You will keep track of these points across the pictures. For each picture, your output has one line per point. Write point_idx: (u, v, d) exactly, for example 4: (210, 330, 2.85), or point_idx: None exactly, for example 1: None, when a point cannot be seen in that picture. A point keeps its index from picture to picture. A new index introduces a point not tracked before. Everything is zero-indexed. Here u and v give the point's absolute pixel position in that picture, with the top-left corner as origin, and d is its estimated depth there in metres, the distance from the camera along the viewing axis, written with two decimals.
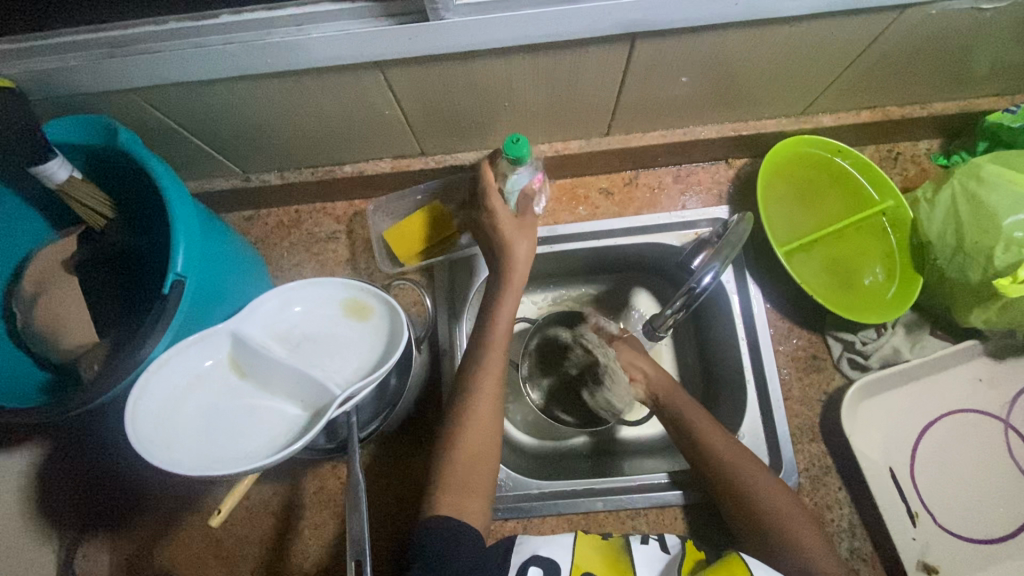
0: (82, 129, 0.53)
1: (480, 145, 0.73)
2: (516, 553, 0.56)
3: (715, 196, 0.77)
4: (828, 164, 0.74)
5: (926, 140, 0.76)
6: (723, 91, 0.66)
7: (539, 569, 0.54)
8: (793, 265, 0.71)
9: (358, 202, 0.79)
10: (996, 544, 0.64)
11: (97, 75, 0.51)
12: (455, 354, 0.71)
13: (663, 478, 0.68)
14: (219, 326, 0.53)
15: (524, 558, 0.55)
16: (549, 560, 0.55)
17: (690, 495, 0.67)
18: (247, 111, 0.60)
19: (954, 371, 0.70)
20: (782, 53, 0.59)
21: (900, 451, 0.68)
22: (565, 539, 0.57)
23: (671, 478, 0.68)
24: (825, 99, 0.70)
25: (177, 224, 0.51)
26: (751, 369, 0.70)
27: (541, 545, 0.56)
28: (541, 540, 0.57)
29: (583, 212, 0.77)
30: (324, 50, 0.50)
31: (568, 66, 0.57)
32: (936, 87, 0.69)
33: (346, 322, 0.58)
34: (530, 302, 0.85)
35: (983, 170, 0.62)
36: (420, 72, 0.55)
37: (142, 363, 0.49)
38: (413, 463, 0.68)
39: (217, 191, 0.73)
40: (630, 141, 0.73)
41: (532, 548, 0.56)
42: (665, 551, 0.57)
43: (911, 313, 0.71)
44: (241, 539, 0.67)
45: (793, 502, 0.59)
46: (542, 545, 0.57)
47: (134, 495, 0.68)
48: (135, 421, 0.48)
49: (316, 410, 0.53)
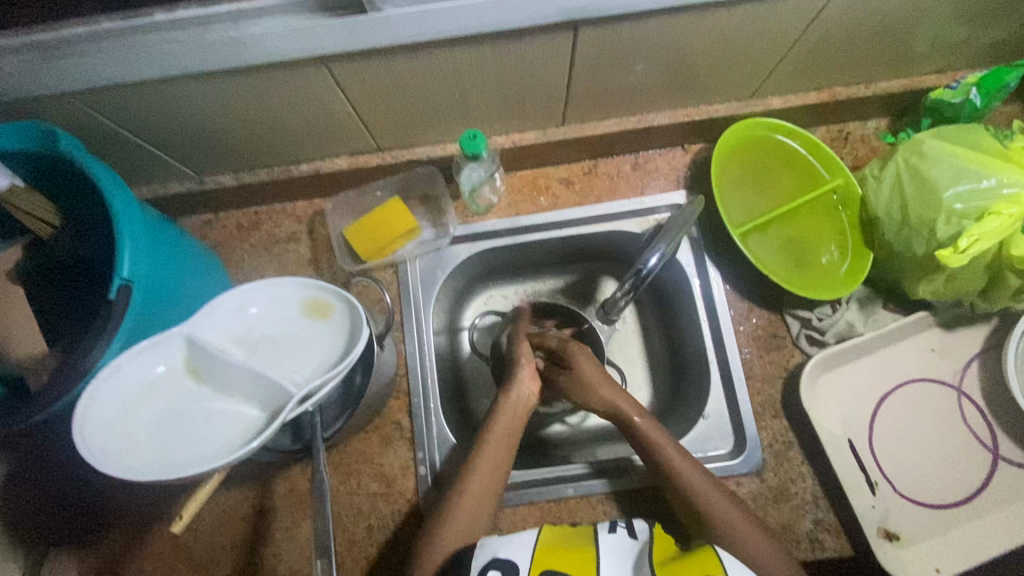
0: (19, 136, 0.53)
1: (436, 138, 0.73)
2: (476, 557, 0.54)
3: (674, 182, 0.78)
4: (780, 146, 0.75)
5: (874, 119, 0.78)
6: (672, 78, 0.67)
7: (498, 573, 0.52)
8: (749, 247, 0.73)
9: (318, 201, 0.78)
10: (953, 509, 0.66)
11: (32, 79, 0.50)
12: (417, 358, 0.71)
13: (580, 466, 0.70)
14: (173, 330, 0.53)
15: (485, 563, 0.53)
16: (509, 563, 0.52)
17: (616, 483, 0.68)
18: (191, 111, 0.59)
19: (908, 342, 0.72)
20: (725, 37, 0.60)
21: (859, 423, 0.69)
22: (524, 538, 0.55)
23: (590, 467, 0.70)
24: (774, 82, 0.71)
25: (122, 229, 0.52)
26: (713, 350, 0.73)
27: (500, 547, 0.54)
28: (501, 541, 0.55)
29: (544, 202, 0.78)
30: (263, 46, 0.50)
31: (516, 56, 0.58)
32: (880, 65, 0.70)
33: (306, 322, 0.58)
34: (500, 296, 0.86)
35: (925, 145, 0.63)
36: (365, 67, 0.55)
37: (93, 369, 0.49)
38: (386, 457, 0.70)
39: (171, 195, 0.72)
40: (586, 130, 0.74)
41: (493, 550, 0.54)
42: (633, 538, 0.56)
43: (864, 288, 0.73)
44: (212, 545, 0.67)
45: None
46: (502, 547, 0.54)
47: (100, 506, 0.67)
48: (86, 430, 0.47)
49: (275, 410, 0.53)
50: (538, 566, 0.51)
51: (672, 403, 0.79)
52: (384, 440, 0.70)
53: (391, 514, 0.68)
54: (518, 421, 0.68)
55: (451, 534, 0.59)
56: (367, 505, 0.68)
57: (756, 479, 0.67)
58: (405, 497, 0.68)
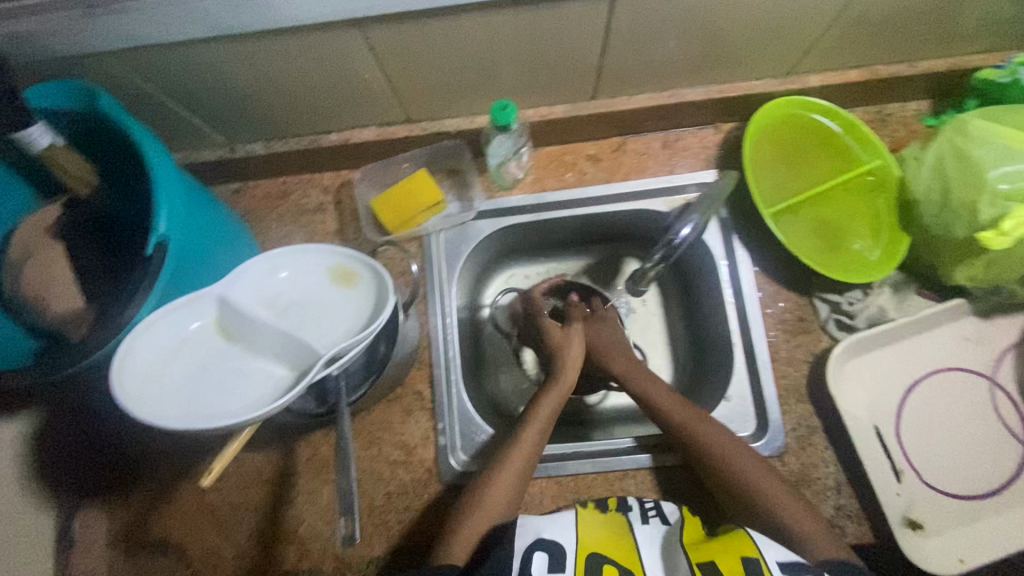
0: (62, 95, 0.54)
1: (465, 111, 0.72)
2: (518, 537, 0.56)
3: (704, 161, 0.77)
4: (816, 124, 0.73)
5: (915, 101, 0.76)
6: (708, 52, 0.65)
7: (543, 554, 0.54)
8: (780, 228, 0.71)
9: (345, 172, 0.78)
10: (981, 500, 0.65)
11: (76, 36, 0.51)
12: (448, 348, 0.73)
13: (629, 441, 0.70)
14: (205, 290, 0.54)
15: (528, 542, 0.56)
16: (554, 544, 0.55)
17: (656, 458, 0.68)
18: (227, 76, 0.59)
19: (943, 330, 0.70)
20: (765, 9, 0.58)
21: (887, 411, 0.68)
22: (565, 520, 0.58)
23: (637, 441, 0.70)
24: (813, 58, 0.69)
25: (159, 189, 0.53)
26: (739, 331, 0.72)
27: (544, 528, 0.57)
28: (543, 523, 0.58)
29: (571, 178, 0.77)
30: (299, 7, 0.50)
31: (550, 24, 0.57)
32: (925, 43, 0.68)
33: (333, 288, 0.59)
34: (522, 275, 0.86)
35: (970, 125, 0.61)
36: (399, 31, 0.55)
37: (128, 323, 0.50)
38: (407, 427, 0.71)
39: (203, 162, 0.73)
40: (617, 106, 0.73)
41: (535, 531, 0.57)
42: (665, 522, 0.59)
43: (898, 274, 0.71)
44: (236, 505, 0.68)
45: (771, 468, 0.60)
46: (546, 527, 0.57)
47: (129, 464, 0.69)
48: (122, 382, 0.49)
49: (302, 371, 0.54)
50: (585, 549, 0.55)
51: (693, 384, 0.78)
52: (405, 410, 0.71)
53: (411, 483, 0.69)
54: None
55: (470, 502, 0.59)
56: (387, 472, 0.69)
57: (778, 462, 0.66)
58: (425, 466, 0.69)
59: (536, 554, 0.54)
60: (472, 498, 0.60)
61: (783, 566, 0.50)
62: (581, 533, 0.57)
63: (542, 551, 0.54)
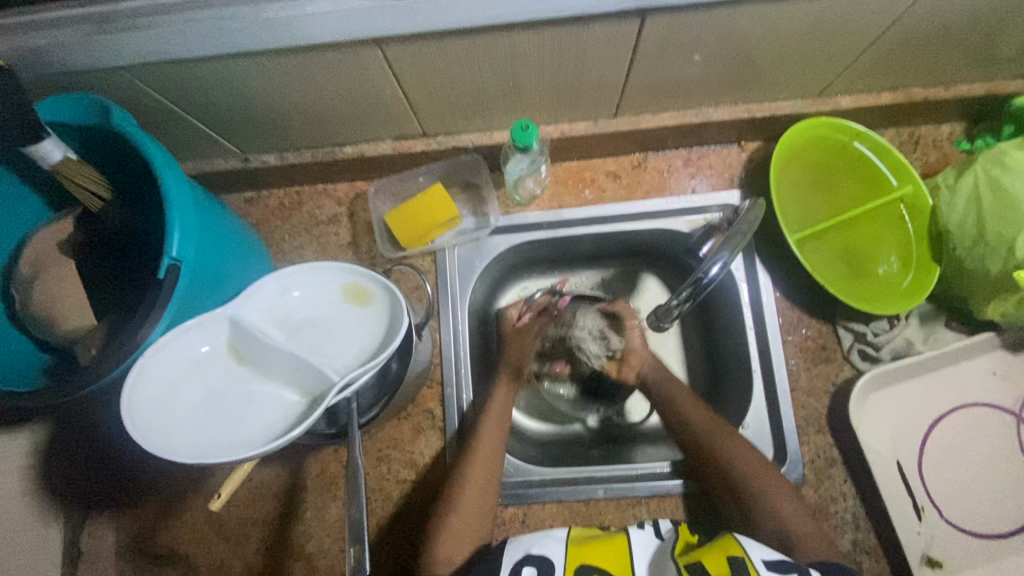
0: (73, 109, 0.52)
1: (484, 126, 0.70)
2: (507, 553, 0.55)
3: (727, 180, 0.74)
4: (846, 147, 0.71)
5: (948, 123, 0.73)
6: (736, 72, 0.63)
7: (532, 569, 0.53)
8: (805, 253, 0.69)
9: (360, 184, 0.77)
10: (1002, 539, 0.63)
11: (90, 52, 0.50)
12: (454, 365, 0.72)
13: (665, 467, 0.69)
14: (217, 311, 0.53)
15: (517, 559, 0.54)
16: (543, 559, 0.54)
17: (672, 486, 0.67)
18: (242, 90, 0.58)
19: (968, 363, 0.68)
20: (799, 31, 0.56)
21: (909, 445, 0.66)
22: (556, 534, 0.57)
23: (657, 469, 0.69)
24: (846, 80, 0.67)
25: (172, 208, 0.51)
26: (759, 358, 0.70)
27: (533, 543, 0.55)
28: (533, 539, 0.56)
29: (589, 195, 0.75)
30: (318, 26, 0.49)
31: (575, 44, 0.55)
32: (963, 66, 0.65)
33: (346, 308, 0.57)
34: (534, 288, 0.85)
35: (1009, 156, 0.59)
36: (419, 49, 0.53)
37: (141, 346, 0.49)
38: (417, 445, 0.70)
39: (215, 171, 0.72)
40: (639, 123, 0.71)
41: (525, 547, 0.56)
42: (658, 537, 0.57)
43: (925, 303, 0.69)
44: (244, 520, 0.68)
45: (788, 505, 0.58)
46: (535, 543, 0.56)
47: (138, 476, 0.69)
48: (132, 407, 0.48)
49: (314, 396, 0.53)
50: (575, 561, 0.53)
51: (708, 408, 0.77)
52: (415, 428, 0.70)
53: (420, 502, 0.68)
54: (502, 418, 0.67)
55: None
56: (396, 491, 0.68)
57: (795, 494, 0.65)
58: (434, 486, 0.68)
59: (526, 570, 0.53)
60: None
61: (769, 564, 0.50)
62: (571, 547, 0.55)
63: (532, 566, 0.53)
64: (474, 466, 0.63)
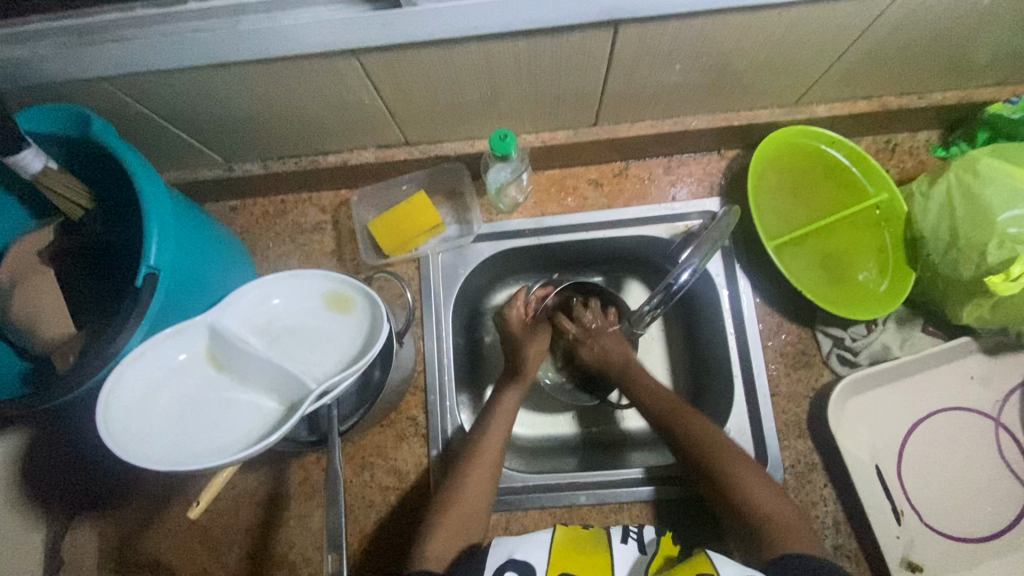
0: (53, 120, 0.53)
1: (465, 135, 0.71)
2: (492, 555, 0.57)
3: (707, 188, 0.75)
4: (822, 155, 0.72)
5: (924, 131, 0.74)
6: (712, 82, 0.64)
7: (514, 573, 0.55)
8: (784, 259, 0.70)
9: (344, 192, 0.78)
10: (982, 543, 0.63)
11: (65, 64, 0.51)
12: (437, 371, 0.72)
13: (638, 472, 0.69)
14: (196, 319, 0.53)
15: (500, 562, 0.57)
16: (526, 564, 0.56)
17: (658, 492, 0.67)
18: (221, 100, 0.59)
19: (946, 368, 0.69)
20: (770, 42, 0.58)
21: (889, 449, 0.67)
22: (540, 539, 0.59)
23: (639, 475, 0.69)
24: (821, 89, 0.68)
25: (151, 217, 0.52)
26: (739, 363, 0.70)
27: (517, 548, 0.58)
28: (517, 543, 0.58)
29: (571, 203, 0.76)
30: (293, 37, 0.49)
31: (551, 54, 0.56)
32: (935, 75, 0.66)
33: (327, 315, 0.58)
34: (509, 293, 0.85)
35: (981, 163, 0.60)
36: (396, 60, 0.54)
37: (117, 355, 0.49)
38: (400, 452, 0.70)
39: (200, 181, 0.73)
40: (619, 132, 0.71)
41: (509, 551, 0.58)
42: (641, 550, 0.59)
43: (902, 308, 0.70)
44: (226, 528, 0.68)
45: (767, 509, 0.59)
46: (518, 548, 0.58)
47: (119, 484, 0.68)
48: (110, 415, 0.48)
49: (293, 404, 0.53)
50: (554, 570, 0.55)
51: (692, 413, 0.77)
52: (399, 435, 0.70)
53: (402, 509, 0.68)
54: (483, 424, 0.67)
55: (447, 538, 0.58)
56: (378, 498, 0.68)
57: None
58: (417, 493, 0.68)
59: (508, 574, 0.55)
60: (451, 533, 0.58)
61: None
62: (554, 554, 0.57)
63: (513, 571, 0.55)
64: (454, 472, 0.63)
